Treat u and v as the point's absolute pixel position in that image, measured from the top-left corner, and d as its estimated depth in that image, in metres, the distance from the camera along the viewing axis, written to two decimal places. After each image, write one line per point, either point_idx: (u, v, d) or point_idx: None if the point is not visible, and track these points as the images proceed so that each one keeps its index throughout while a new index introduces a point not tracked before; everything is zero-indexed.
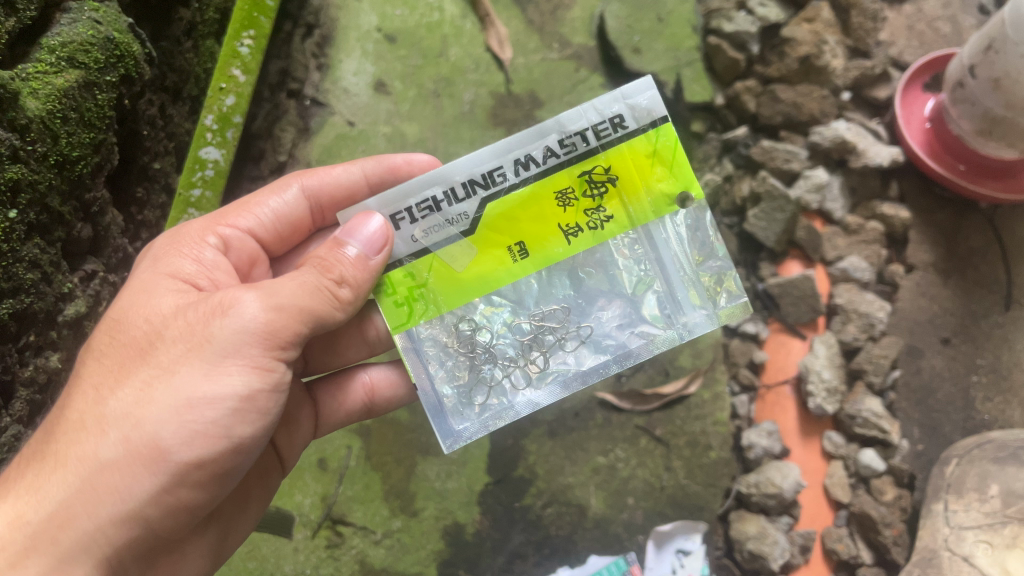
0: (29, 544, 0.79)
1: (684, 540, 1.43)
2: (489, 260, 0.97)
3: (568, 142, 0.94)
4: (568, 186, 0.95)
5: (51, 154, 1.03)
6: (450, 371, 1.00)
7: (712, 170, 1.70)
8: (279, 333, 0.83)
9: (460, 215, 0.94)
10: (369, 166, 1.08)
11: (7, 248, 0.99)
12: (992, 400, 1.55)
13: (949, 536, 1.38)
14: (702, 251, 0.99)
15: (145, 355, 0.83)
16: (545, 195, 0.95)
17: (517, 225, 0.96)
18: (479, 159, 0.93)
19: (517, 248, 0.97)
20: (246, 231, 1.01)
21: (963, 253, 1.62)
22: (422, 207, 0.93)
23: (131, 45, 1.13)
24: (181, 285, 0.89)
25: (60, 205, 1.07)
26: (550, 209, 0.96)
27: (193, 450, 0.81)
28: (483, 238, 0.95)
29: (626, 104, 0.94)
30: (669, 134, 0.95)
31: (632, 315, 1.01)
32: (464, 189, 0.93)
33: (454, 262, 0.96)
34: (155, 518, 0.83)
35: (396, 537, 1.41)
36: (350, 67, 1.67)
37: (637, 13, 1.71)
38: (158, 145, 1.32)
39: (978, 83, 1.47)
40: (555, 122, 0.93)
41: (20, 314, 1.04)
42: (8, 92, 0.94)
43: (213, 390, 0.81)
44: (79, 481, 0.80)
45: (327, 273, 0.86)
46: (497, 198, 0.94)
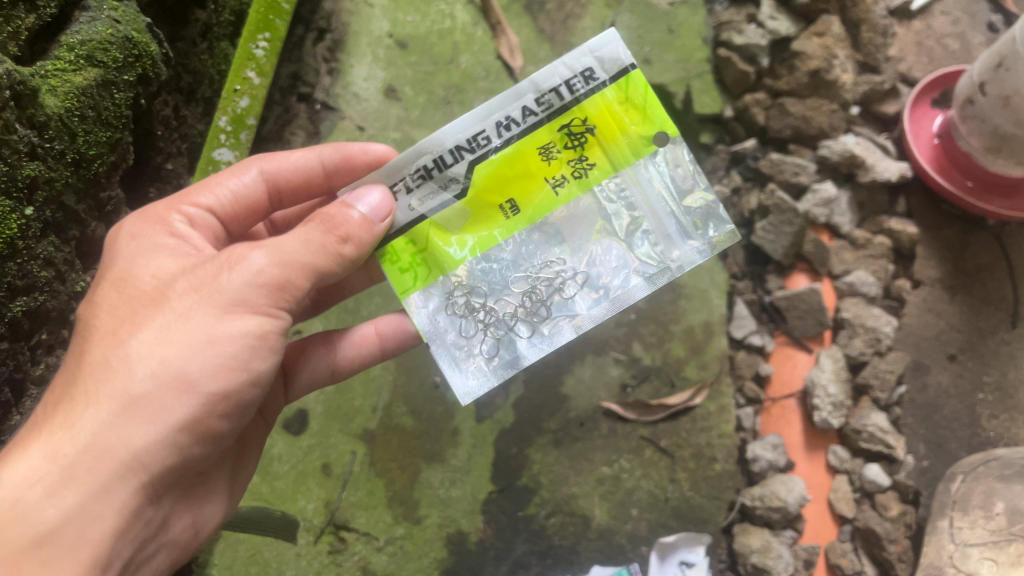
0: (66, 474, 0.78)
1: (688, 552, 1.42)
2: (485, 222, 0.96)
3: (543, 99, 0.92)
4: (552, 141, 0.94)
5: (68, 152, 1.02)
6: (451, 329, 0.97)
7: (720, 182, 1.71)
8: (290, 280, 0.83)
9: (452, 177, 0.93)
10: (326, 152, 1.01)
11: (23, 245, 0.98)
12: (997, 417, 1.54)
13: (954, 553, 1.38)
14: (682, 185, 0.96)
15: (158, 304, 0.82)
16: (530, 154, 0.94)
17: (506, 180, 0.95)
18: (462, 124, 0.92)
19: (508, 204, 0.96)
20: (207, 209, 0.95)
21: (970, 270, 1.62)
22: (416, 175, 0.93)
23: (148, 45, 1.12)
24: (174, 245, 0.87)
25: (76, 203, 1.07)
26: (538, 166, 0.95)
27: (217, 381, 0.82)
28: (473, 199, 0.95)
29: (594, 57, 0.92)
30: (638, 79, 0.94)
31: (631, 258, 0.98)
32: (451, 151, 0.92)
33: (449, 225, 0.95)
34: (185, 449, 0.83)
35: (399, 544, 1.40)
36: (361, 72, 1.67)
37: (649, 24, 1.75)
38: (171, 146, 1.31)
39: (988, 100, 1.48)
40: (530, 82, 0.92)
41: (33, 312, 1.03)
42: (27, 89, 0.94)
43: (233, 328, 0.82)
44: (110, 415, 0.79)
45: (332, 231, 0.85)
46: (484, 154, 0.93)
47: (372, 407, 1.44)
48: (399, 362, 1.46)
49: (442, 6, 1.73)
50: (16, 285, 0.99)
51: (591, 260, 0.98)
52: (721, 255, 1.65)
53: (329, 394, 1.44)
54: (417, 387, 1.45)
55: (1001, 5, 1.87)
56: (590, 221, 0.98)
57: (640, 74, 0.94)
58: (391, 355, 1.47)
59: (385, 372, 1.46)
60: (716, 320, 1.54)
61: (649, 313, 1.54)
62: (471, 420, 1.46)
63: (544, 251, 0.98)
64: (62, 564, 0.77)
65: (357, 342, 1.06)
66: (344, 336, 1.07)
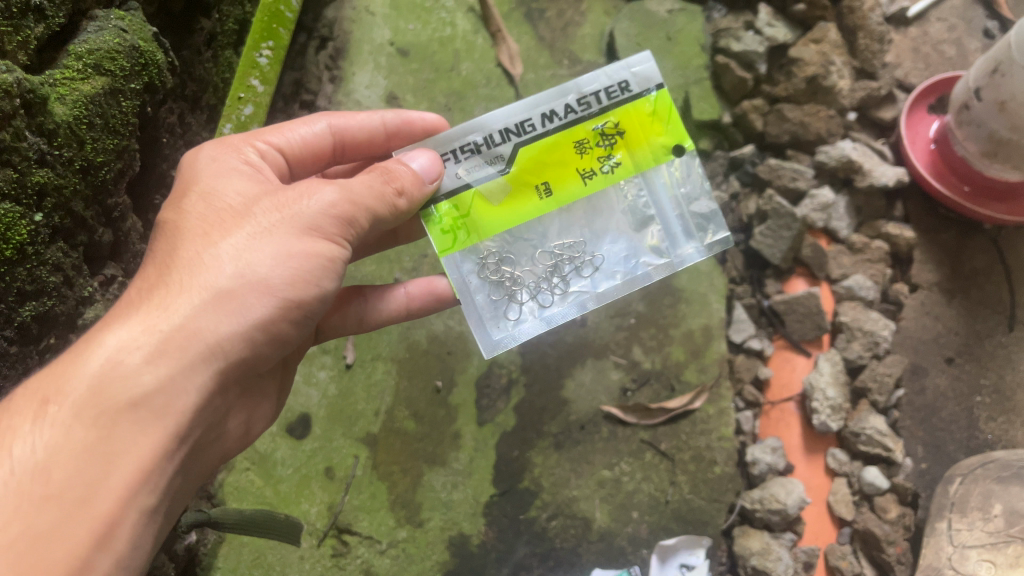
0: (156, 350, 0.77)
1: (688, 555, 1.42)
2: (523, 198, 1.00)
3: (584, 99, 0.99)
4: (588, 134, 1.00)
5: (76, 159, 1.04)
6: (480, 293, 1.01)
7: (718, 188, 1.72)
8: (358, 217, 0.88)
9: (499, 154, 0.98)
10: (389, 116, 1.06)
11: (33, 250, 0.99)
12: (995, 420, 1.55)
13: (953, 554, 1.39)
14: (696, 190, 1.03)
15: (244, 215, 0.85)
16: (567, 143, 1.00)
17: (546, 163, 1.00)
18: (512, 112, 0.97)
19: (544, 184, 1.00)
20: (277, 147, 0.99)
21: (967, 273, 1.63)
22: (465, 149, 0.98)
23: (155, 54, 1.14)
24: (249, 174, 0.91)
25: (84, 210, 1.08)
26: (573, 154, 1.00)
27: (293, 289, 0.84)
28: (515, 177, 0.99)
29: (631, 72, 1.00)
30: (664, 99, 1.01)
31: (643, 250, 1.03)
32: (499, 135, 0.97)
33: (489, 195, 0.99)
34: (254, 349, 0.85)
35: (401, 547, 1.40)
36: (363, 80, 1.68)
37: (646, 32, 1.75)
38: (176, 152, 1.33)
39: (984, 105, 1.50)
40: (575, 84, 0.99)
41: (42, 316, 1.04)
42: (37, 97, 0.95)
43: (313, 245, 0.85)
44: (201, 301, 0.80)
45: (390, 182, 0.89)
46: (528, 139, 0.98)
47: (375, 410, 1.46)
48: (406, 367, 1.49)
49: (443, 15, 1.75)
50: (25, 290, 1.00)
51: (609, 245, 1.03)
52: (719, 260, 1.66)
53: (332, 398, 1.46)
54: (420, 392, 1.47)
55: (996, 12, 1.90)
56: (611, 209, 1.03)
57: (666, 95, 1.01)
58: (394, 360, 1.49)
59: (388, 375, 1.48)
60: (715, 324, 1.56)
61: (648, 317, 1.56)
62: (473, 423, 1.47)
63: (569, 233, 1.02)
64: (149, 431, 0.76)
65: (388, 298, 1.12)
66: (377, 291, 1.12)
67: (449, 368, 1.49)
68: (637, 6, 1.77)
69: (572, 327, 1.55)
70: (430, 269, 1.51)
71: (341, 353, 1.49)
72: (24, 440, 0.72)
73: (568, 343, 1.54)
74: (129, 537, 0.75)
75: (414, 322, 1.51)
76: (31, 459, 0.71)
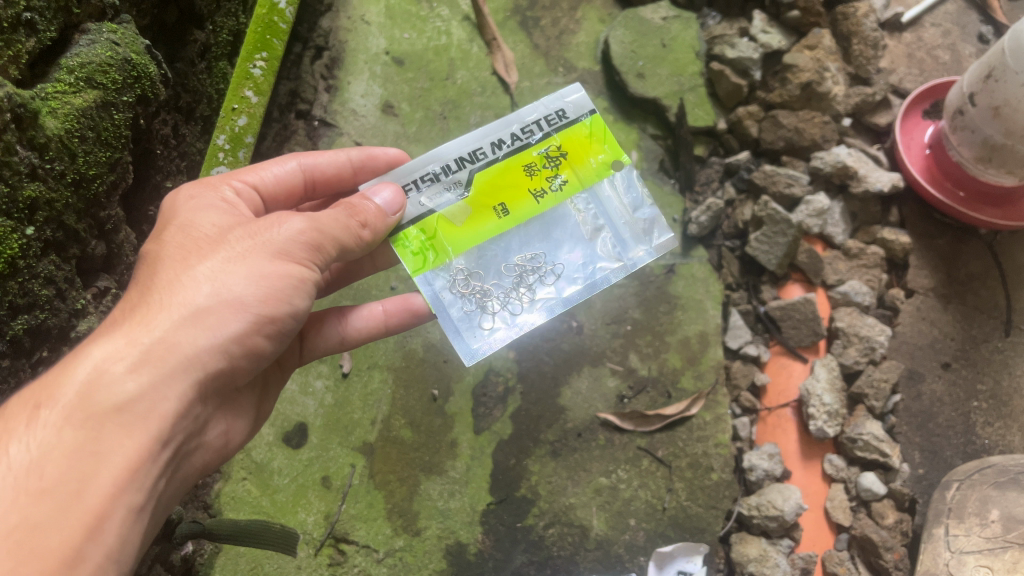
0: (139, 361, 0.77)
1: (685, 562, 1.41)
2: (484, 219, 1.07)
3: (526, 129, 1.09)
4: (535, 160, 1.09)
5: (68, 173, 1.04)
6: (452, 306, 1.06)
7: (714, 194, 1.72)
8: (326, 245, 0.89)
9: (457, 181, 1.05)
10: (354, 153, 1.08)
11: (24, 264, 1.00)
12: (992, 425, 1.56)
13: (950, 560, 1.38)
14: (640, 199, 1.13)
15: (219, 241, 0.86)
16: (518, 168, 1.08)
17: (502, 187, 1.07)
18: (465, 143, 1.06)
19: (503, 206, 1.07)
20: (251, 186, 0.99)
21: (962, 278, 1.65)
22: (425, 178, 1.04)
23: (148, 67, 1.14)
24: (223, 206, 0.92)
25: (77, 222, 1.09)
26: (524, 178, 1.08)
27: (266, 306, 0.85)
28: (475, 200, 1.06)
29: (565, 102, 1.11)
30: (597, 122, 1.13)
31: (599, 258, 1.11)
32: (456, 164, 1.05)
33: (453, 218, 1.05)
34: (230, 364, 0.85)
35: (398, 556, 1.39)
36: (359, 88, 1.68)
37: (641, 40, 1.76)
38: (170, 164, 1.33)
39: (978, 111, 1.51)
40: (517, 116, 1.08)
41: (34, 330, 1.04)
42: (29, 112, 0.95)
43: (285, 266, 0.86)
44: (180, 316, 0.80)
45: (354, 216, 0.92)
46: (483, 166, 1.06)
47: (372, 419, 1.46)
48: (402, 376, 1.49)
49: (438, 24, 1.76)
50: (16, 303, 1.00)
51: (568, 256, 1.10)
52: (715, 266, 1.66)
53: (329, 407, 1.46)
54: (417, 400, 1.47)
55: (990, 17, 1.91)
56: (564, 222, 1.11)
57: (599, 118, 1.13)
58: (391, 368, 1.49)
59: (384, 384, 1.48)
60: (711, 330, 1.56)
61: (644, 323, 1.56)
62: (470, 431, 1.47)
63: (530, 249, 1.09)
64: (134, 437, 0.75)
65: (365, 315, 1.13)
66: (354, 309, 1.13)
67: (445, 377, 1.50)
68: (630, 13, 1.79)
69: (568, 334, 1.54)
70: None
71: (337, 362, 1.49)
72: (17, 442, 0.72)
73: (564, 350, 1.54)
74: (122, 536, 0.74)
75: (410, 330, 1.52)
76: (23, 459, 0.70)
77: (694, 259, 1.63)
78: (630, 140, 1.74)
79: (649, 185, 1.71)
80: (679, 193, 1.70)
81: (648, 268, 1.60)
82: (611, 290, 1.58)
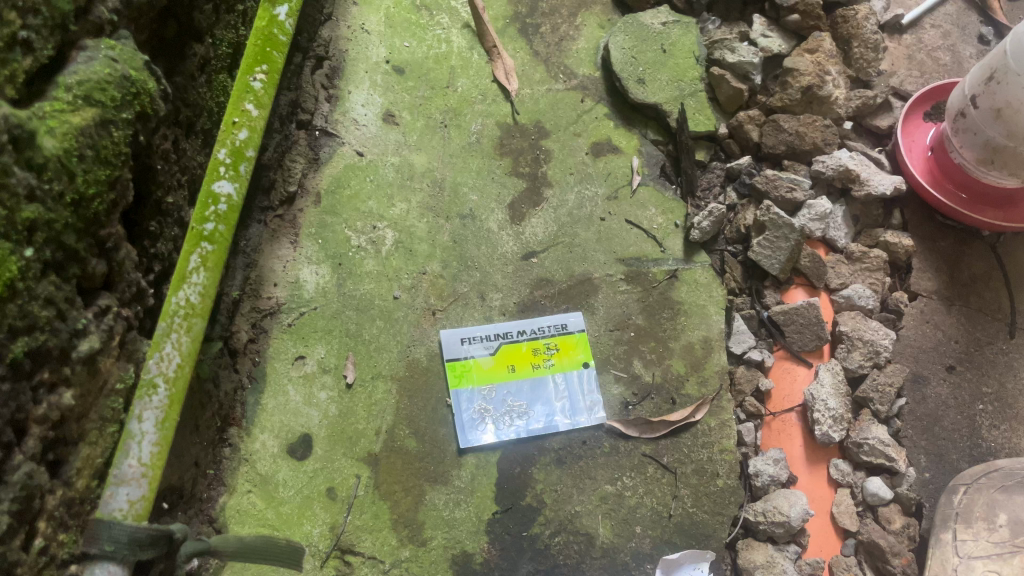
0: None
1: (692, 568, 1.39)
2: (499, 372, 1.47)
3: (545, 328, 1.51)
4: (542, 346, 1.50)
5: (67, 193, 0.84)
6: (461, 404, 1.43)
7: (717, 200, 1.71)
8: None
9: (489, 339, 1.49)
10: None
11: (15, 299, 0.78)
12: (997, 428, 1.56)
13: (959, 565, 1.37)
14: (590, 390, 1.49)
15: None
16: (527, 351, 1.50)
17: (516, 356, 1.49)
18: (500, 326, 1.50)
19: (512, 367, 1.48)
20: None
21: (966, 280, 1.66)
22: (470, 337, 1.48)
23: (147, 82, 0.97)
24: None
25: (91, 258, 0.91)
26: (530, 355, 1.50)
27: None
28: (496, 358, 1.48)
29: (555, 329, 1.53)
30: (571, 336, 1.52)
31: (576, 425, 1.45)
32: (492, 337, 1.49)
33: (480, 364, 1.47)
34: None
35: (404, 567, 1.32)
36: (360, 98, 1.65)
37: (640, 46, 1.77)
38: (171, 179, 1.12)
39: (979, 113, 1.52)
40: (538, 320, 1.52)
41: (35, 364, 0.82)
42: (21, 131, 0.78)
43: None
44: None
45: None
46: (507, 341, 1.50)
47: (375, 430, 1.39)
48: (404, 384, 1.43)
49: (439, 32, 1.77)
50: (13, 355, 0.78)
51: (541, 413, 1.46)
52: (718, 271, 1.65)
53: (333, 418, 1.39)
54: (421, 410, 1.42)
55: (990, 18, 1.94)
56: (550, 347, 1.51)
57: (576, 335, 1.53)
58: (395, 378, 1.43)
59: (388, 394, 1.42)
60: (714, 336, 1.57)
61: (648, 329, 1.55)
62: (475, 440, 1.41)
63: (514, 436, 1.43)
64: None
65: None
66: None
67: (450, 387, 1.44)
68: (630, 19, 1.80)
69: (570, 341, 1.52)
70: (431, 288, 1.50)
71: (340, 372, 1.42)
72: None
73: None
74: None
75: (414, 340, 1.47)
76: None
77: (697, 265, 1.63)
78: (631, 145, 1.73)
79: (650, 191, 1.69)
80: (681, 199, 1.69)
81: (650, 274, 1.60)
82: (614, 297, 1.57)
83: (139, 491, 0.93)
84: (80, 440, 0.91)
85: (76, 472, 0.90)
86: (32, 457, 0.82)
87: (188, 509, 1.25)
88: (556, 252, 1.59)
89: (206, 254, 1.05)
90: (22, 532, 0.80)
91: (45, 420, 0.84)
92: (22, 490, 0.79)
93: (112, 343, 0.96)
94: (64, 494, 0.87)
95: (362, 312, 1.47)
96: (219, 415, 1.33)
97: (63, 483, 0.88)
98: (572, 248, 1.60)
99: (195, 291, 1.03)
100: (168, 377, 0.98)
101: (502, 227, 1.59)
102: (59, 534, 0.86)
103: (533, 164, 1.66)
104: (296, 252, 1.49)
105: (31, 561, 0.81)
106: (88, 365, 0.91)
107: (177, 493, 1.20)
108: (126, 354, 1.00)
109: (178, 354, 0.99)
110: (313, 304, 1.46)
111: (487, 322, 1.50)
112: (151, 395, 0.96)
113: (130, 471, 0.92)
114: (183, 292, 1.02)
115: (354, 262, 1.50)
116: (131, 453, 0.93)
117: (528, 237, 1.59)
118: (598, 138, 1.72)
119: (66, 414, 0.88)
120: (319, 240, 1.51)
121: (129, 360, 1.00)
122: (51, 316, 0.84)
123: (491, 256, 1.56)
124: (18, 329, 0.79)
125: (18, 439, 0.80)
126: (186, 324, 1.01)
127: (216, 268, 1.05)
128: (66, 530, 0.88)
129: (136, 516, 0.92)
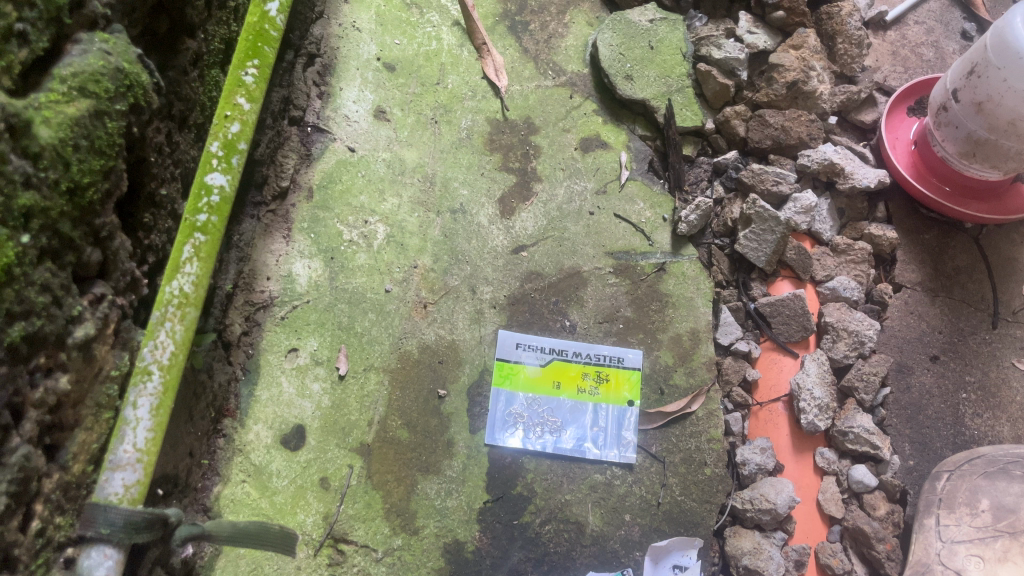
0: None
1: (680, 556, 1.41)
2: (545, 384, 1.51)
3: (600, 356, 1.52)
4: (593, 374, 1.52)
5: (62, 181, 0.86)
6: (498, 403, 1.47)
7: (703, 193, 1.74)
8: None
9: (543, 351, 1.52)
10: None
11: (12, 285, 0.80)
12: (981, 416, 1.59)
13: (941, 550, 1.39)
14: (631, 429, 1.48)
15: None
16: (577, 373, 1.52)
17: (565, 375, 1.52)
18: (558, 341, 1.53)
19: (558, 384, 1.51)
20: None
21: (950, 272, 1.69)
22: (526, 343, 1.51)
23: (140, 75, 0.99)
24: None
25: (85, 246, 0.93)
26: (578, 378, 1.52)
27: None
28: (545, 371, 1.51)
29: (609, 358, 1.53)
30: (624, 371, 1.52)
31: (604, 457, 1.45)
32: (546, 349, 1.52)
33: (528, 370, 1.50)
34: None
35: (397, 555, 1.34)
36: (351, 95, 1.67)
37: (628, 43, 1.79)
38: (164, 173, 1.14)
39: (962, 107, 1.55)
40: (596, 346, 1.53)
41: (34, 351, 0.84)
42: (16, 118, 0.79)
43: None
44: None
45: None
46: (560, 358, 1.52)
47: (369, 420, 1.41)
48: (397, 375, 1.45)
49: (429, 30, 1.79)
50: (11, 337, 0.80)
51: (572, 435, 1.47)
52: (705, 264, 1.67)
53: (326, 409, 1.41)
54: (414, 401, 1.43)
55: (973, 14, 1.98)
56: (597, 377, 1.52)
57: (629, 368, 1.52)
58: (386, 370, 1.45)
59: (380, 385, 1.44)
60: (702, 327, 1.58)
61: (636, 321, 1.57)
62: (466, 430, 1.43)
63: (541, 448, 1.44)
64: None
65: None
66: None
67: (442, 377, 1.46)
68: (618, 17, 1.82)
69: (561, 333, 1.54)
70: (421, 281, 1.53)
71: (333, 364, 1.44)
72: None
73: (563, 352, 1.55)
74: None
75: (405, 332, 1.49)
76: None
77: (684, 258, 1.64)
78: (619, 140, 1.75)
79: (638, 185, 1.71)
80: (669, 193, 1.71)
81: (639, 267, 1.62)
82: (603, 290, 1.58)
83: (135, 476, 0.94)
84: (77, 425, 0.93)
85: (72, 457, 0.92)
86: (29, 440, 0.84)
87: (183, 497, 1.27)
88: (545, 246, 1.61)
89: (199, 245, 1.06)
90: (20, 513, 0.82)
91: (42, 404, 0.86)
92: (19, 471, 0.81)
93: (107, 331, 0.98)
94: (61, 477, 0.89)
95: (353, 305, 1.49)
96: (213, 407, 1.35)
97: (59, 467, 0.90)
98: (561, 242, 1.62)
99: (189, 281, 1.04)
100: (163, 364, 1.00)
101: (492, 221, 1.61)
102: (56, 517, 0.88)
103: (522, 159, 1.69)
104: (289, 246, 1.51)
105: (28, 542, 0.83)
106: (84, 351, 0.93)
107: (172, 481, 1.22)
108: (121, 342, 1.02)
109: (172, 342, 1.01)
110: (306, 297, 1.48)
111: (477, 314, 1.52)
112: (145, 382, 0.98)
113: (125, 456, 0.94)
114: (177, 282, 1.03)
115: (346, 255, 1.52)
116: (126, 439, 0.95)
117: (519, 231, 1.61)
118: (586, 134, 1.74)
119: (62, 399, 0.90)
120: (312, 235, 1.52)
121: (124, 348, 1.02)
122: (47, 302, 0.86)
123: (481, 250, 1.58)
124: (14, 314, 0.81)
125: (15, 422, 0.82)
126: (180, 313, 1.03)
127: (208, 259, 1.07)
128: (63, 513, 0.90)
129: (132, 501, 0.94)
